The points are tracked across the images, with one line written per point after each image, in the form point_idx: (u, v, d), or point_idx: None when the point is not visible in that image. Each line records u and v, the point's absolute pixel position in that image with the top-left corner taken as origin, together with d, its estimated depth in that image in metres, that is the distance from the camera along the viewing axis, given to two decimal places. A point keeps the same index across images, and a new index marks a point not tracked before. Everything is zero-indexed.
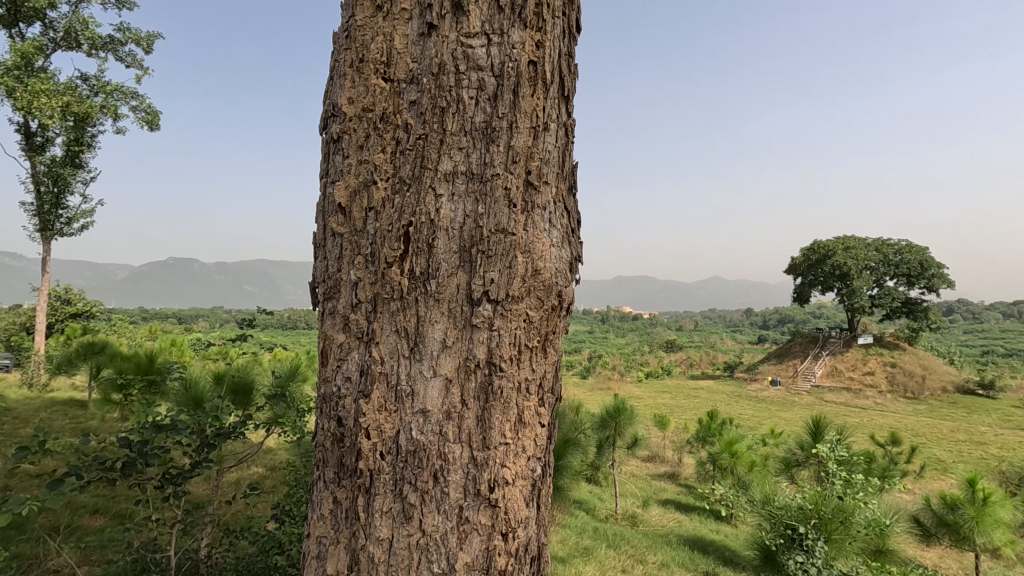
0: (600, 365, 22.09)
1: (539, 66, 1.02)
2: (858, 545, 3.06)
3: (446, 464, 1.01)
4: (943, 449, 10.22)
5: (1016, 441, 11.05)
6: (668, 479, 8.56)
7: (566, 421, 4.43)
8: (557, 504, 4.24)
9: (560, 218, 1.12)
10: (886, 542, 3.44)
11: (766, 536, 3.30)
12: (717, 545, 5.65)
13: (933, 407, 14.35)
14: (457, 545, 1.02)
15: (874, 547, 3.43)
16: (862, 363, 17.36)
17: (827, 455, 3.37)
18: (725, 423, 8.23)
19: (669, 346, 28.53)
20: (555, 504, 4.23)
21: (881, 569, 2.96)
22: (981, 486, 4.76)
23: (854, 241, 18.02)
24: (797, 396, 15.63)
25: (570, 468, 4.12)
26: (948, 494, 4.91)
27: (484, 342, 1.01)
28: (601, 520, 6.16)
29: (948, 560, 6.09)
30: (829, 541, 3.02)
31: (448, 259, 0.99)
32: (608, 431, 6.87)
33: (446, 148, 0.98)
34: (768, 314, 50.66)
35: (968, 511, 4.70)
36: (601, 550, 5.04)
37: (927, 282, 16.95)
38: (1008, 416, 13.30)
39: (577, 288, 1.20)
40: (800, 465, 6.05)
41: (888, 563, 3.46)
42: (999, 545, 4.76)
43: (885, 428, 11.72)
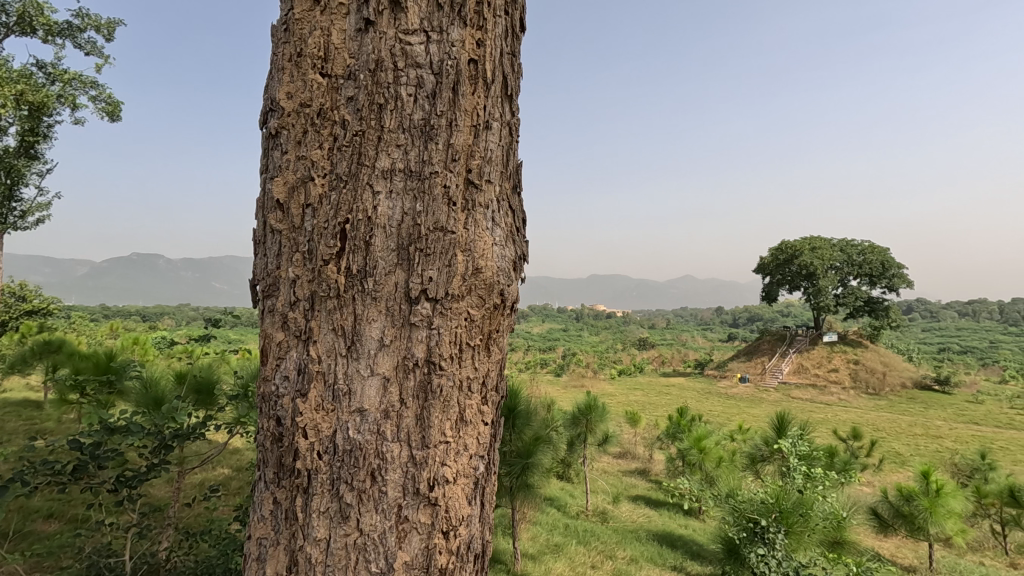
0: (574, 364, 22.26)
1: (479, 65, 1.02)
2: (815, 536, 3.17)
3: (383, 464, 1.00)
4: (901, 443, 10.61)
5: (969, 434, 11.54)
6: (639, 475, 8.69)
7: (538, 417, 4.41)
8: (527, 502, 4.26)
9: (503, 217, 1.12)
10: (844, 534, 3.55)
11: (730, 530, 3.37)
12: (685, 540, 5.76)
13: (893, 402, 14.89)
14: (396, 544, 1.01)
15: (832, 539, 3.54)
16: (827, 361, 17.85)
17: (788, 450, 3.45)
18: (694, 420, 8.39)
19: (642, 344, 28.93)
20: (525, 502, 4.25)
21: (838, 560, 3.05)
22: (934, 478, 4.96)
23: (820, 241, 18.51)
24: (765, 392, 16.01)
25: (541, 466, 4.12)
26: (904, 487, 5.09)
27: (422, 340, 1.01)
28: (572, 516, 6.22)
29: (904, 549, 6.34)
30: (789, 533, 3.11)
31: (386, 258, 0.98)
32: (580, 429, 6.93)
33: (384, 144, 0.97)
34: (738, 313, 51.78)
35: (923, 503, 4.88)
36: (572, 546, 5.09)
37: (888, 282, 17.54)
38: (962, 411, 13.88)
39: (521, 286, 1.21)
40: (764, 460, 6.21)
41: (845, 554, 3.58)
42: (951, 534, 4.96)
43: (848, 423, 12.11)
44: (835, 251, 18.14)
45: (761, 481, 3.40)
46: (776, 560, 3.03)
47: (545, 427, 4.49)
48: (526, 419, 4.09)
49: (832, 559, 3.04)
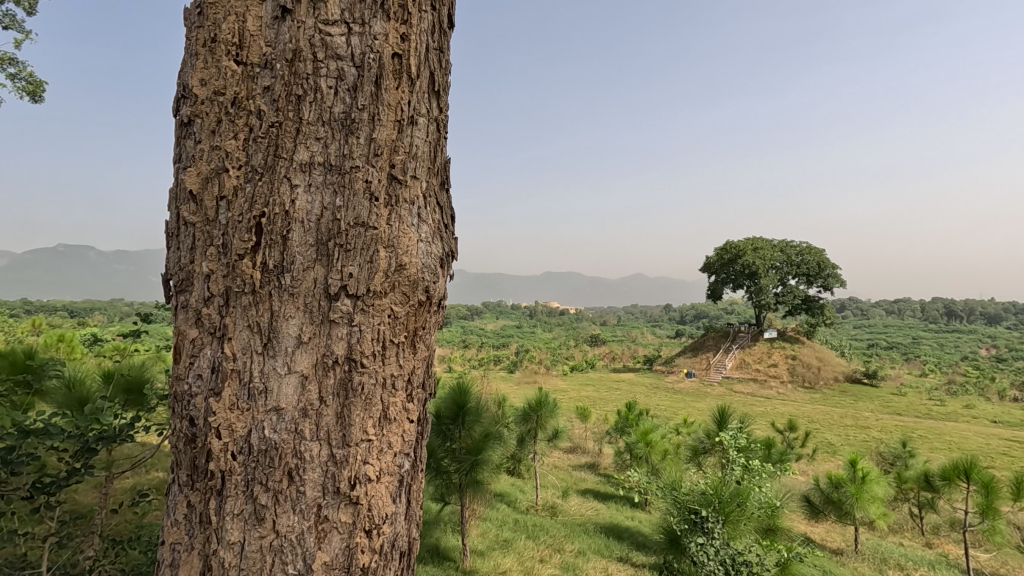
0: (528, 360, 22.41)
1: (403, 60, 1.02)
2: (750, 524, 3.32)
3: (301, 464, 0.98)
4: (833, 434, 11.25)
5: (893, 424, 12.37)
6: (588, 469, 8.86)
7: (489, 413, 4.40)
8: (476, 498, 4.25)
9: (430, 214, 1.12)
10: (777, 521, 3.73)
11: (673, 521, 3.45)
12: (631, 531, 5.91)
13: (826, 395, 15.76)
14: (315, 544, 1.00)
15: (766, 526, 3.71)
16: (767, 356, 18.67)
17: (728, 443, 3.58)
18: (642, 414, 8.61)
19: (593, 340, 29.45)
20: (474, 498, 4.24)
21: (772, 546, 3.19)
22: (861, 466, 5.27)
23: (762, 241, 19.33)
24: (709, 387, 16.61)
25: (490, 463, 4.12)
26: (834, 474, 5.41)
27: (343, 338, 0.99)
28: (522, 511, 6.27)
29: (833, 533, 6.73)
30: (727, 522, 3.23)
31: (304, 253, 0.96)
32: (530, 424, 6.99)
33: (302, 137, 0.95)
34: (685, 310, 53.48)
35: (850, 489, 5.20)
36: (521, 541, 5.14)
37: (824, 281, 18.51)
38: (887, 403, 14.84)
39: (448, 283, 1.21)
40: (706, 452, 6.46)
41: (778, 539, 3.77)
42: (875, 518, 5.30)
43: (785, 416, 12.75)
44: (776, 251, 18.97)
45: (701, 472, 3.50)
46: (715, 549, 3.16)
47: (495, 422, 4.50)
48: (476, 415, 4.07)
49: (766, 545, 3.19)
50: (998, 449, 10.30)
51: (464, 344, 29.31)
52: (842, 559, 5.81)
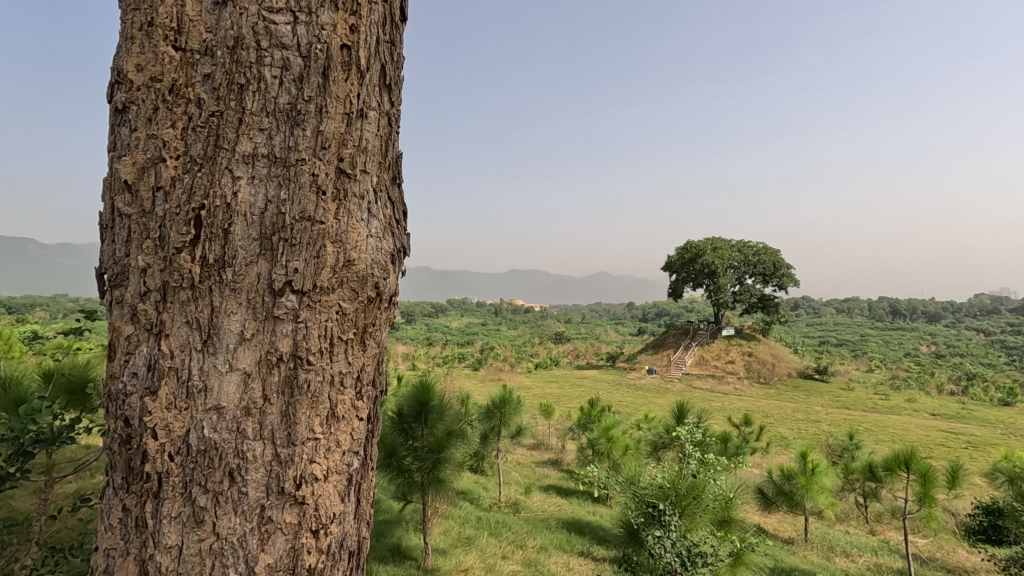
0: (492, 358, 22.41)
1: (353, 51, 1.00)
2: (705, 516, 3.37)
3: (243, 464, 0.96)
4: (786, 428, 11.68)
5: (841, 418, 12.93)
6: (551, 466, 8.94)
7: (452, 411, 4.36)
8: (438, 496, 4.21)
9: (381, 209, 1.11)
10: (732, 512, 3.84)
11: (632, 515, 3.49)
12: (592, 526, 5.99)
13: (780, 391, 16.34)
14: (258, 546, 0.97)
15: (721, 518, 3.81)
16: (724, 353, 19.20)
17: (686, 439, 3.65)
18: (604, 410, 8.72)
19: (558, 338, 29.70)
20: (436, 496, 4.20)
21: (726, 538, 3.28)
22: (811, 458, 5.48)
23: (721, 241, 19.82)
24: (670, 384, 16.99)
25: (452, 461, 4.10)
26: (786, 466, 5.62)
27: (288, 334, 0.97)
28: (485, 508, 6.28)
29: (785, 523, 7.00)
30: (684, 515, 3.28)
31: (247, 247, 0.94)
32: (494, 421, 6.98)
33: (245, 127, 0.93)
34: (647, 308, 54.52)
35: (801, 481, 5.40)
36: (483, 538, 5.14)
37: (779, 280, 19.13)
38: (836, 397, 15.50)
39: (400, 279, 1.20)
40: (665, 447, 6.60)
41: (732, 530, 3.88)
42: (824, 508, 5.53)
43: (741, 411, 13.16)
44: (734, 251, 19.50)
45: (660, 467, 3.58)
46: (671, 541, 3.16)
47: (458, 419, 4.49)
48: (439, 414, 4.05)
49: (720, 536, 3.26)
50: (936, 441, 10.91)
51: (429, 342, 29.12)
52: (792, 547, 6.04)
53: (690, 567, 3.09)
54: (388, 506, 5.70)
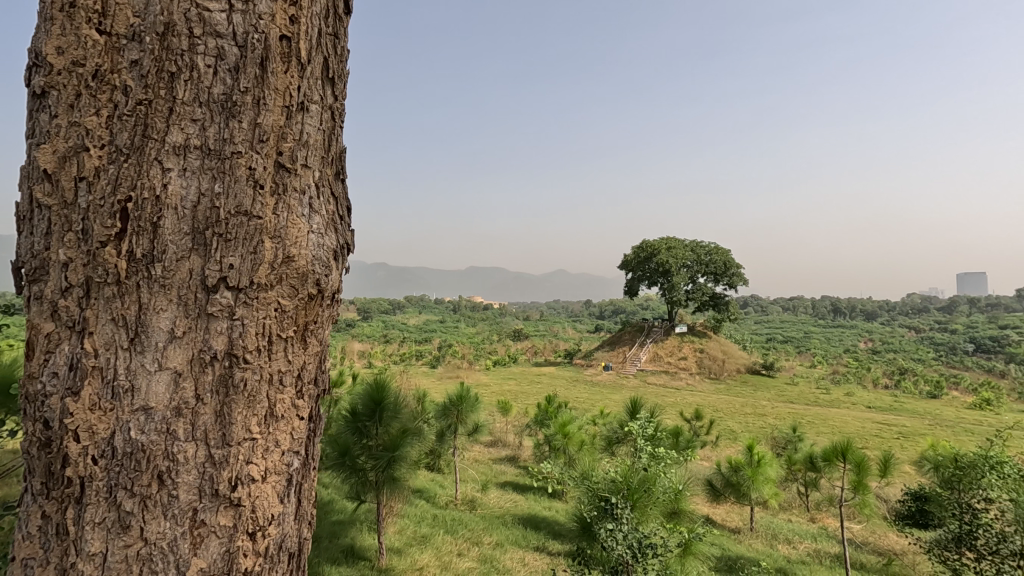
0: (450, 355, 22.31)
1: (293, 43, 0.99)
2: (656, 508, 3.46)
3: (174, 466, 0.92)
4: (734, 422, 12.12)
5: (786, 411, 13.51)
6: (508, 462, 8.99)
7: (408, 409, 4.31)
8: (393, 496, 4.14)
9: (323, 204, 1.09)
10: (681, 504, 3.95)
11: (586, 510, 3.51)
12: (547, 521, 6.06)
13: (729, 386, 16.94)
14: (190, 550, 0.94)
15: (672, 510, 3.92)
16: (677, 350, 19.72)
17: (638, 433, 3.72)
18: (561, 407, 8.82)
19: (516, 335, 29.85)
20: (391, 496, 4.13)
21: (675, 529, 3.37)
22: (756, 451, 5.70)
23: (675, 241, 20.33)
24: (625, 380, 17.35)
25: (408, 460, 4.00)
26: (733, 459, 5.83)
27: (223, 332, 0.95)
28: (441, 506, 6.25)
29: (732, 513, 7.27)
30: (635, 507, 3.34)
31: (178, 241, 0.91)
32: (450, 419, 6.94)
33: (176, 117, 0.89)
34: (604, 306, 55.43)
35: (747, 473, 5.62)
36: (439, 537, 5.12)
37: (729, 280, 19.79)
38: (781, 392, 16.19)
39: (342, 277, 1.19)
40: (619, 442, 6.74)
41: (681, 521, 4.00)
42: (768, 498, 5.76)
43: (692, 406, 13.58)
44: (687, 250, 20.03)
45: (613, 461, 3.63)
46: (622, 533, 3.17)
47: (414, 419, 4.44)
48: (394, 411, 4.02)
49: (670, 527, 3.34)
50: (871, 432, 11.56)
51: (386, 339, 28.70)
52: (739, 536, 6.27)
53: (641, 559, 3.09)
54: (341, 506, 5.59)
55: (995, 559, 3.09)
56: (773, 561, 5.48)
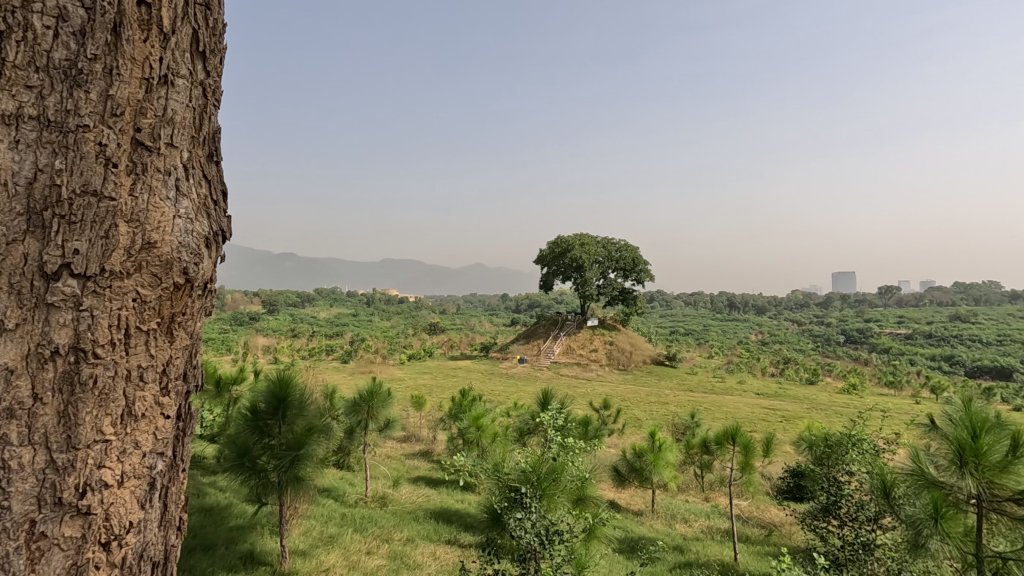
0: (363, 349, 21.70)
1: (152, 11, 1.05)
2: (564, 496, 3.54)
3: (9, 474, 0.88)
4: (640, 410, 12.79)
5: (686, 399, 14.46)
6: (421, 457, 8.90)
7: (315, 406, 4.11)
8: (298, 498, 3.90)
9: (191, 188, 1.14)
10: (588, 491, 4.12)
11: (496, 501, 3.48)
12: (460, 514, 6.07)
13: (636, 376, 17.86)
14: (26, 566, 0.89)
15: (579, 496, 4.06)
16: (589, 343, 20.43)
17: (548, 424, 3.77)
18: (475, 400, 8.87)
19: (432, 328, 29.61)
20: (295, 499, 3.89)
21: (581, 514, 3.48)
22: (658, 438, 6.03)
23: (588, 237, 21.00)
24: (539, 372, 17.80)
25: (314, 458, 3.82)
26: (637, 445, 6.15)
27: (66, 324, 0.94)
28: (350, 505, 6.06)
29: (635, 496, 7.70)
30: (544, 496, 3.39)
31: (11, 223, 0.91)
32: (361, 415, 6.72)
33: (8, 81, 0.92)
34: (520, 299, 56.37)
35: (649, 457, 5.96)
36: (347, 536, 4.97)
37: (637, 276, 20.80)
38: (682, 381, 17.31)
39: (213, 267, 1.23)
40: (530, 432, 6.90)
41: (587, 506, 4.16)
42: (668, 480, 6.13)
43: (601, 396, 14.19)
44: (599, 247, 20.77)
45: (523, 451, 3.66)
46: (531, 522, 3.14)
47: (322, 416, 4.27)
48: (299, 408, 3.83)
49: (577, 514, 3.45)
50: (759, 416, 12.66)
51: (294, 333, 27.30)
52: (641, 518, 6.62)
53: (548, 545, 3.06)
54: (240, 510, 5.26)
55: (854, 525, 3.47)
56: (671, 539, 5.86)
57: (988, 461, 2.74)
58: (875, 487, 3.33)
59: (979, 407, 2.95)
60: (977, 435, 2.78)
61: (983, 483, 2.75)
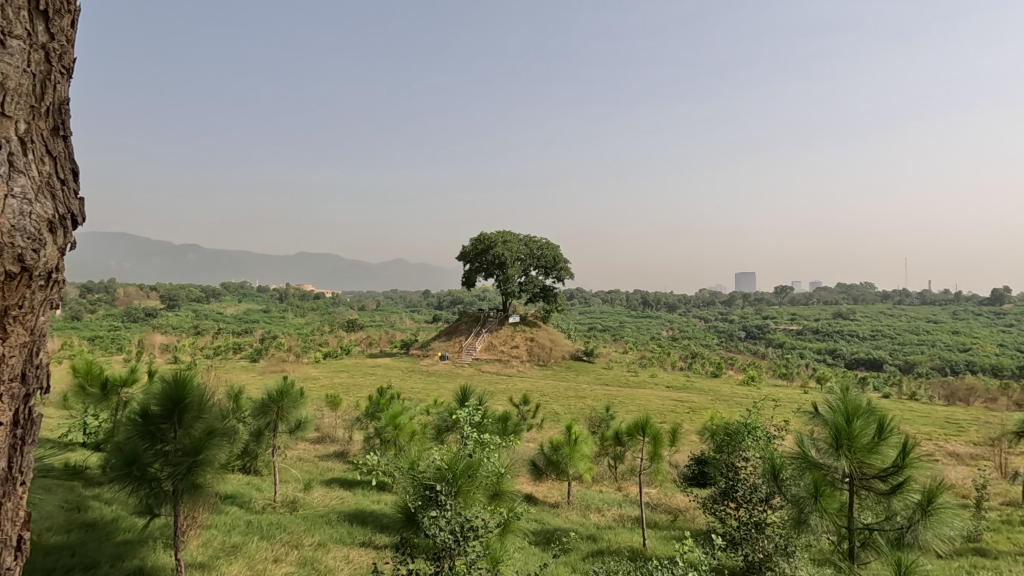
0: (275, 347, 20.54)
1: None
2: (479, 492, 3.51)
3: None
4: (559, 404, 13.09)
5: (603, 393, 14.99)
6: (335, 458, 8.58)
7: (217, 409, 3.81)
8: (197, 506, 3.61)
9: (27, 168, 1.31)
10: (504, 485, 4.11)
11: (410, 500, 3.39)
12: (375, 515, 5.91)
13: (556, 372, 18.26)
14: None
15: (495, 491, 4.05)
16: (510, 339, 20.62)
17: (465, 420, 3.70)
18: (393, 398, 8.65)
19: (350, 325, 28.60)
20: (194, 507, 3.60)
21: (496, 511, 3.45)
22: (575, 431, 6.16)
23: (511, 234, 21.14)
24: (460, 369, 17.74)
25: (215, 464, 3.54)
26: (555, 439, 6.26)
27: None
28: (257, 512, 5.71)
29: (553, 489, 7.87)
30: (458, 492, 3.35)
31: None
32: (269, 417, 6.31)
33: None
34: (443, 296, 56.06)
35: (566, 450, 6.09)
36: (252, 544, 4.69)
37: (558, 273, 21.25)
38: (599, 376, 17.94)
39: (53, 260, 1.37)
40: (449, 429, 6.84)
41: (503, 501, 4.15)
42: (584, 471, 6.28)
43: (522, 392, 14.37)
44: (522, 245, 20.96)
45: (437, 449, 3.58)
46: (446, 519, 3.06)
47: (226, 418, 3.98)
48: (198, 410, 3.55)
49: (491, 510, 3.42)
50: (668, 408, 13.38)
51: (196, 331, 25.36)
52: (557, 510, 6.78)
53: (463, 542, 3.01)
54: (129, 524, 4.82)
55: (749, 506, 3.65)
56: (585, 529, 6.04)
57: (859, 444, 3.05)
58: (766, 469, 3.58)
59: (853, 395, 3.26)
60: (851, 420, 3.08)
61: (854, 462, 3.08)
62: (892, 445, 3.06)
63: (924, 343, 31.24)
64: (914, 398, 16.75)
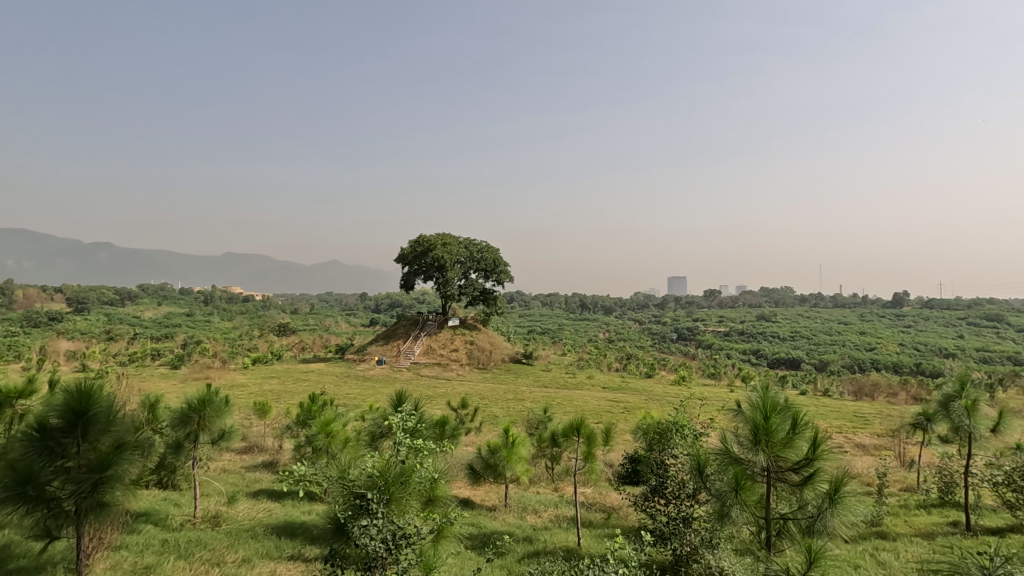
0: (199, 353, 19.38)
1: None
2: (412, 499, 3.41)
3: None
4: (498, 408, 13.10)
5: (542, 395, 15.14)
6: (264, 468, 8.22)
7: (127, 420, 3.50)
8: (100, 523, 3.30)
9: None
10: (438, 490, 4.03)
11: (340, 509, 3.25)
12: (305, 526, 5.68)
13: (495, 375, 18.26)
14: None
15: (428, 496, 3.97)
16: (449, 343, 20.43)
17: (398, 425, 3.57)
18: (326, 404, 8.34)
19: (282, 329, 27.45)
20: (97, 524, 3.29)
21: (429, 517, 3.37)
22: (511, 434, 6.17)
23: (450, 237, 20.95)
24: (397, 373, 17.43)
25: (123, 480, 3.26)
26: (492, 442, 6.26)
27: None
28: (174, 529, 5.33)
29: (490, 492, 7.85)
30: (391, 500, 3.23)
31: None
32: (189, 427, 5.88)
33: None
34: (380, 298, 54.95)
35: (503, 453, 6.08)
36: (167, 564, 4.37)
37: (498, 276, 21.28)
38: (538, 378, 18.10)
39: None
40: (382, 436, 6.66)
41: (436, 506, 4.07)
42: (521, 473, 6.29)
43: (460, 395, 14.28)
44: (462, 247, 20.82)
45: (369, 455, 3.42)
46: (377, 528, 2.98)
47: (136, 430, 3.67)
48: (105, 423, 3.25)
49: (424, 516, 3.33)
50: (604, 408, 13.71)
51: (108, 336, 23.47)
52: (495, 513, 6.77)
53: (395, 551, 2.96)
54: (23, 549, 4.36)
55: (677, 502, 3.76)
56: (522, 531, 6.06)
57: (775, 439, 3.22)
58: (692, 466, 3.71)
59: (772, 394, 3.43)
60: (769, 416, 3.24)
61: (771, 456, 3.26)
62: (804, 440, 3.25)
63: (835, 343, 33.67)
64: (828, 395, 18.00)
